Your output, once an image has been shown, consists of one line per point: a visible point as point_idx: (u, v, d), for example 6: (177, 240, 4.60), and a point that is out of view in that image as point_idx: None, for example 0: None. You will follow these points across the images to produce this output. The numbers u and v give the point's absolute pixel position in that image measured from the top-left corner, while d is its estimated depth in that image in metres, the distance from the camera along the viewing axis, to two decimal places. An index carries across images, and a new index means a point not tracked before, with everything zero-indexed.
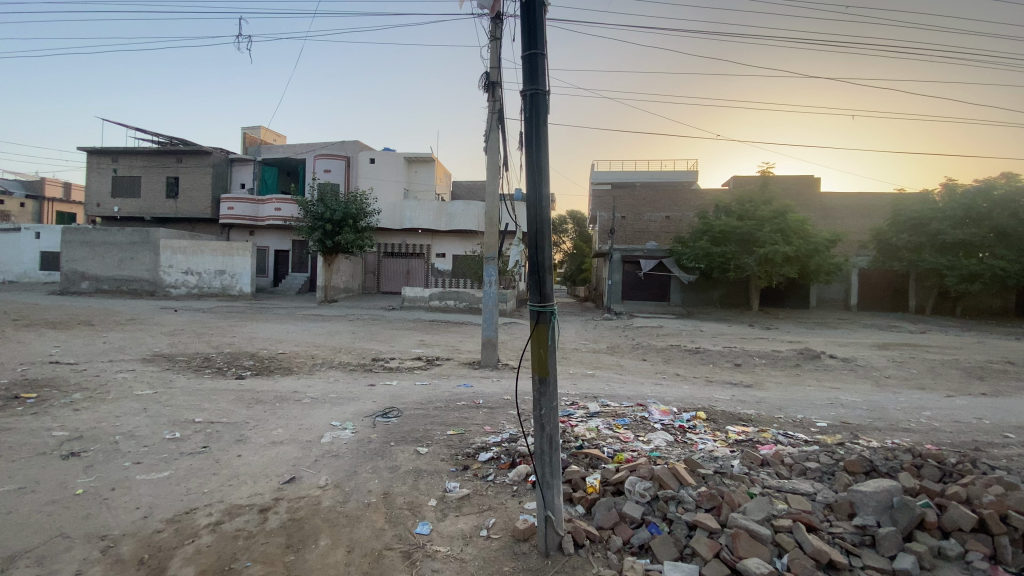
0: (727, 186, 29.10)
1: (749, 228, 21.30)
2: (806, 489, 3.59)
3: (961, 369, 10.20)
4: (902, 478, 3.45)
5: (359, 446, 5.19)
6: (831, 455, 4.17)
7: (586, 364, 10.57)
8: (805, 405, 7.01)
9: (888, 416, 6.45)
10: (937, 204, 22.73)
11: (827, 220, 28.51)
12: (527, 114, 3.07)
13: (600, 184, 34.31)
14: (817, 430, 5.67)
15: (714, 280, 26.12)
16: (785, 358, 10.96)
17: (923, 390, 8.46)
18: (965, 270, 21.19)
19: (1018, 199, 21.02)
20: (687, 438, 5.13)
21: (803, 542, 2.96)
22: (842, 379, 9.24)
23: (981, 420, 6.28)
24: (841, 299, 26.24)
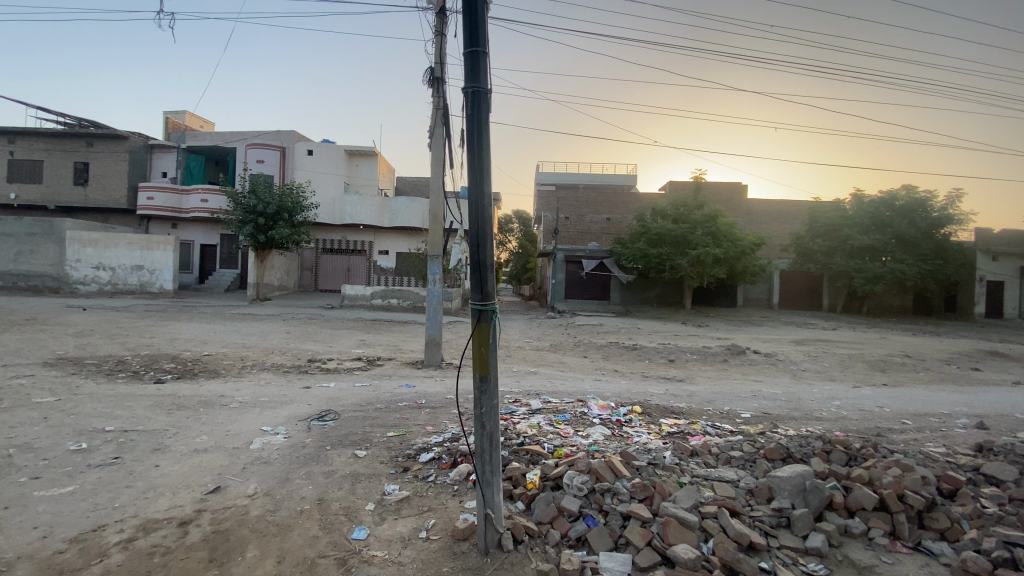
0: (664, 191, 30.46)
1: (683, 231, 22.42)
2: (730, 476, 3.82)
3: (864, 362, 11.26)
4: (814, 463, 3.74)
5: (292, 452, 4.95)
6: (753, 444, 4.46)
7: (529, 362, 10.70)
8: (732, 398, 7.46)
9: (803, 406, 7.00)
10: (847, 212, 24.92)
11: (753, 225, 30.52)
12: (469, 112, 3.04)
13: (544, 184, 34.83)
14: (742, 421, 6.04)
15: (651, 279, 27.25)
16: (714, 354, 11.63)
17: (834, 381, 9.27)
18: (870, 272, 23.39)
19: (913, 209, 23.48)
20: (624, 431, 5.31)
21: (727, 527, 3.14)
22: (764, 373, 9.93)
23: (881, 408, 6.96)
24: (764, 298, 28.17)
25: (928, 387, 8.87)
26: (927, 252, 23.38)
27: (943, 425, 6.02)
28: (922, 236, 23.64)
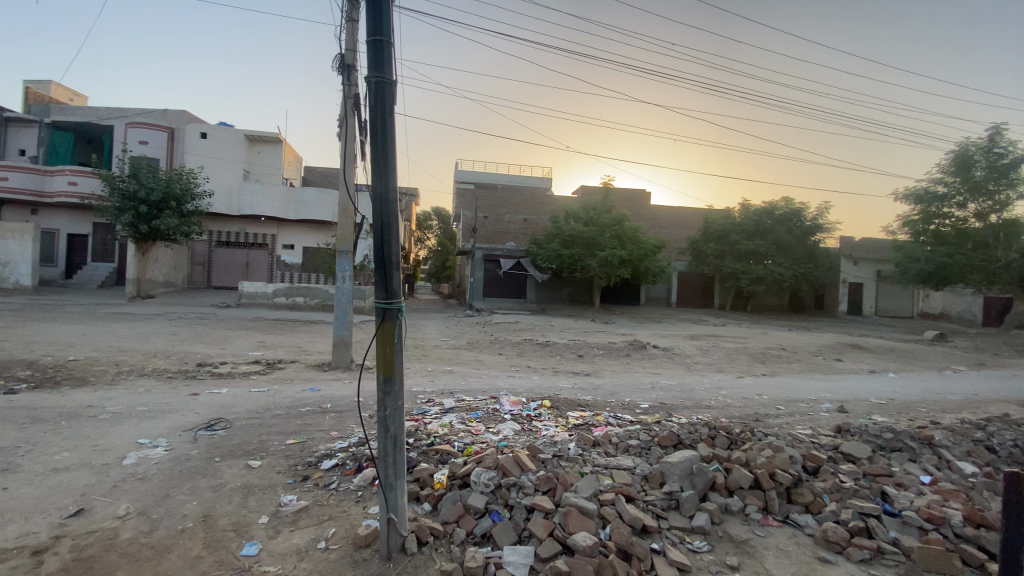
0: (576, 194, 31.68)
1: (594, 233, 23.45)
2: (628, 464, 4.05)
3: (746, 354, 12.54)
4: (701, 448, 4.08)
5: (175, 465, 4.47)
6: (649, 433, 4.77)
7: (443, 361, 10.60)
8: (633, 390, 7.94)
9: (695, 396, 7.62)
10: (736, 219, 27.56)
11: (657, 228, 32.73)
12: (372, 102, 2.92)
13: (463, 181, 34.74)
14: (642, 411, 6.45)
15: (565, 279, 28.20)
16: (619, 349, 12.31)
17: (721, 372, 10.19)
18: (754, 274, 26.03)
19: (789, 218, 26.53)
20: (534, 426, 5.44)
21: (623, 513, 3.31)
22: (662, 366, 10.70)
23: (759, 396, 7.78)
24: (664, 297, 30.37)
25: (796, 376, 10.08)
26: (799, 257, 26.52)
27: (807, 409, 6.86)
28: (795, 243, 26.74)
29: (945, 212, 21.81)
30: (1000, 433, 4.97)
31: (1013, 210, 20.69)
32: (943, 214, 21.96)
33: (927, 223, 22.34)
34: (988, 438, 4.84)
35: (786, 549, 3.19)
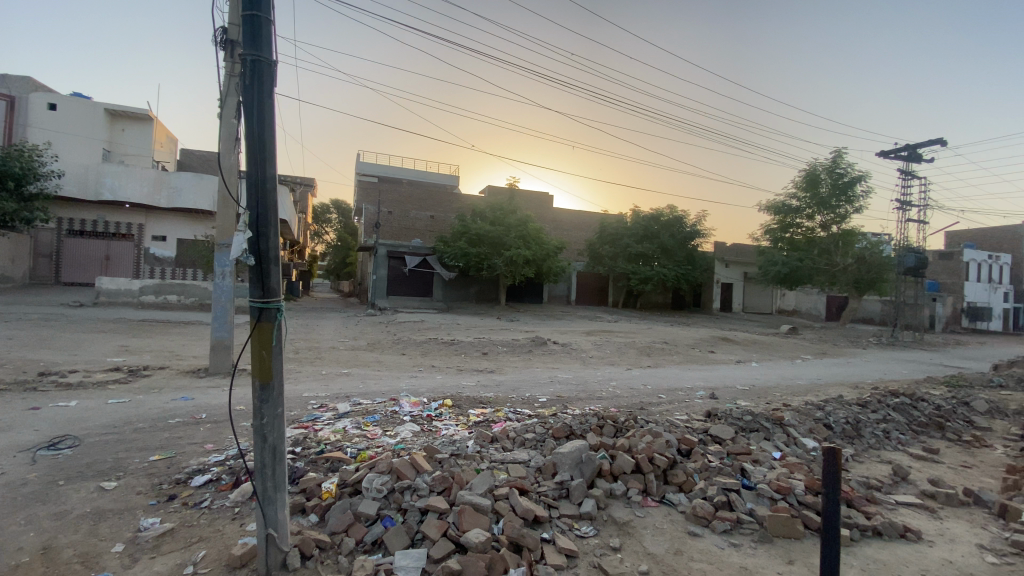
0: (483, 194, 31.96)
1: (498, 233, 23.84)
2: (522, 458, 4.18)
3: (635, 348, 13.52)
4: (590, 438, 4.32)
5: (3, 493, 3.76)
6: (544, 425, 4.95)
7: (341, 362, 10.12)
8: (532, 385, 8.18)
9: (589, 388, 8.05)
10: (629, 223, 29.60)
11: (558, 229, 34.09)
12: (246, 82, 2.69)
13: (365, 174, 33.39)
14: (539, 405, 6.66)
15: (470, 277, 28.31)
16: (520, 346, 12.63)
17: (613, 365, 10.90)
18: (643, 275, 28.19)
19: (674, 223, 29.11)
20: (432, 426, 5.37)
21: (515, 506, 3.39)
22: (560, 361, 11.16)
23: (645, 386, 8.43)
24: (565, 295, 31.73)
25: (677, 366, 11.07)
26: (682, 259, 29.14)
27: (686, 397, 7.57)
28: (679, 246, 29.32)
29: (797, 221, 25.35)
30: (833, 411, 5.87)
31: (848, 223, 24.45)
32: (796, 224, 25.44)
33: (783, 231, 25.88)
34: (825, 416, 5.69)
35: (662, 526, 3.46)
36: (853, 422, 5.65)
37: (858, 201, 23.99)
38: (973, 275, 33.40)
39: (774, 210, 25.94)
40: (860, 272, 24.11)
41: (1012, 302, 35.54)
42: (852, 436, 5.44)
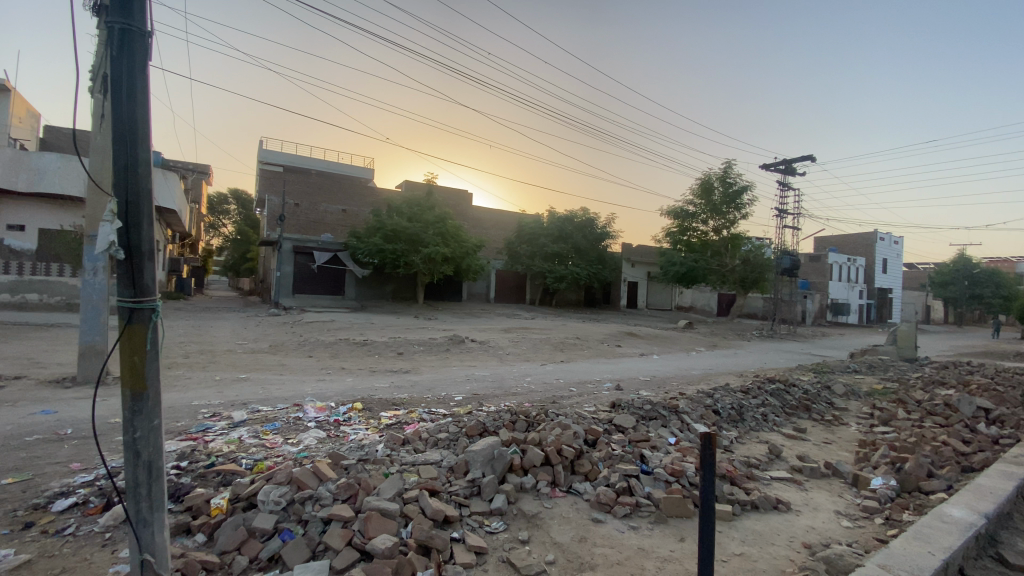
0: (399, 189, 31.13)
1: (415, 229, 23.33)
2: (433, 458, 4.14)
3: (551, 344, 13.91)
4: (501, 434, 4.39)
5: None
6: (457, 424, 4.94)
7: (240, 366, 9.34)
8: (448, 384, 8.12)
9: (505, 385, 8.16)
10: (545, 223, 30.42)
11: (476, 228, 34.15)
12: (113, 53, 2.38)
13: (270, 163, 31.12)
14: (455, 405, 6.63)
15: (386, 275, 27.45)
16: (437, 345, 12.47)
17: (529, 361, 11.14)
18: (558, 273, 29.10)
19: (586, 225, 30.38)
20: (341, 431, 5.14)
21: (425, 507, 3.35)
22: (478, 359, 11.18)
23: (559, 381, 8.72)
24: (484, 293, 31.83)
25: (589, 361, 11.56)
26: (594, 259, 30.47)
27: (595, 389, 7.94)
28: (591, 246, 30.61)
29: (693, 226, 27.53)
30: (721, 398, 6.47)
31: (736, 228, 26.98)
32: (693, 228, 27.62)
33: (682, 235, 27.98)
34: (714, 402, 6.25)
35: (569, 516, 3.58)
36: (738, 408, 6.27)
37: (744, 209, 26.56)
38: (836, 275, 38.46)
39: (673, 215, 28.08)
40: (746, 272, 26.73)
41: (864, 298, 41.38)
42: (737, 420, 6.04)
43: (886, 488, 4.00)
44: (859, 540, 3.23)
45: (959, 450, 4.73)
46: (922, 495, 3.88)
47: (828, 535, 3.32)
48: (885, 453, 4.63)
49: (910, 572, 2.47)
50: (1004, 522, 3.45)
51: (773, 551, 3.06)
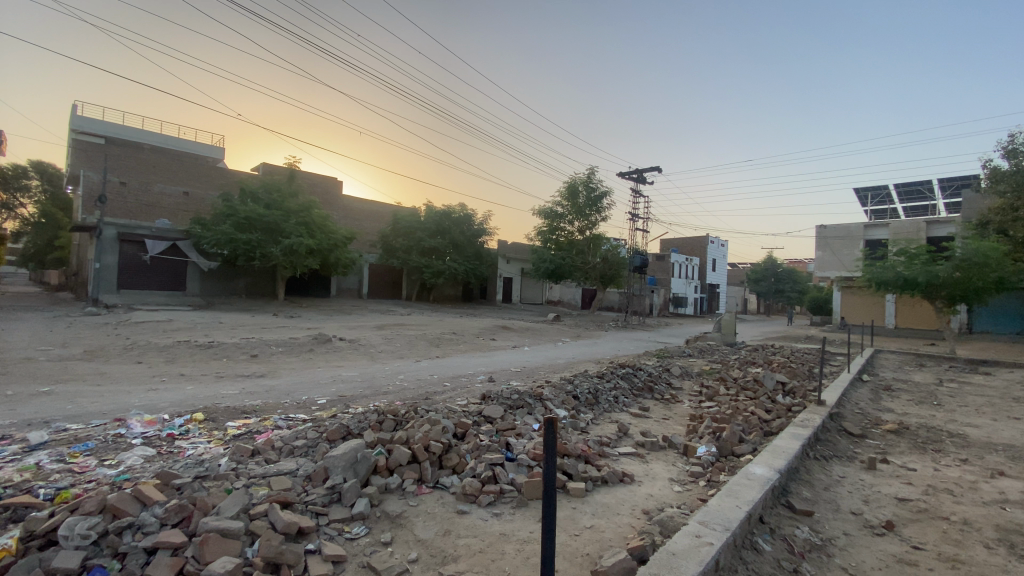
0: (256, 172, 28.09)
1: (275, 218, 21.23)
2: (288, 467, 3.84)
3: (425, 340, 13.75)
4: (366, 435, 4.23)
5: None
6: (318, 429, 4.64)
7: (39, 378, 7.63)
8: (311, 386, 7.57)
9: (375, 384, 7.86)
10: (421, 217, 29.93)
11: (346, 219, 32.32)
12: None
13: (85, 131, 25.84)
14: (318, 408, 6.20)
15: (240, 268, 24.61)
16: (300, 344, 11.53)
17: (401, 358, 10.88)
18: (434, 268, 28.71)
19: (463, 221, 30.56)
20: (175, 447, 4.48)
21: (276, 521, 3.08)
22: (345, 358, 10.59)
23: (431, 376, 8.66)
24: (355, 288, 30.28)
25: (462, 356, 11.67)
26: (471, 254, 30.56)
27: (467, 383, 8.03)
28: (468, 242, 30.79)
29: (561, 226, 29.27)
30: (580, 384, 7.00)
31: (597, 229, 29.31)
32: (560, 227, 29.37)
33: (551, 234, 29.56)
34: (575, 388, 6.74)
35: (433, 511, 3.55)
36: (594, 392, 6.85)
37: (604, 212, 28.94)
38: (678, 273, 43.98)
39: (543, 215, 29.56)
40: (605, 270, 29.19)
41: (699, 293, 47.96)
42: (592, 403, 6.59)
43: (708, 454, 4.68)
44: (687, 502, 3.72)
45: (762, 418, 5.73)
46: (734, 458, 4.62)
47: (663, 500, 3.77)
48: (709, 425, 5.42)
49: (723, 525, 2.91)
50: (792, 474, 4.26)
51: (618, 521, 3.38)
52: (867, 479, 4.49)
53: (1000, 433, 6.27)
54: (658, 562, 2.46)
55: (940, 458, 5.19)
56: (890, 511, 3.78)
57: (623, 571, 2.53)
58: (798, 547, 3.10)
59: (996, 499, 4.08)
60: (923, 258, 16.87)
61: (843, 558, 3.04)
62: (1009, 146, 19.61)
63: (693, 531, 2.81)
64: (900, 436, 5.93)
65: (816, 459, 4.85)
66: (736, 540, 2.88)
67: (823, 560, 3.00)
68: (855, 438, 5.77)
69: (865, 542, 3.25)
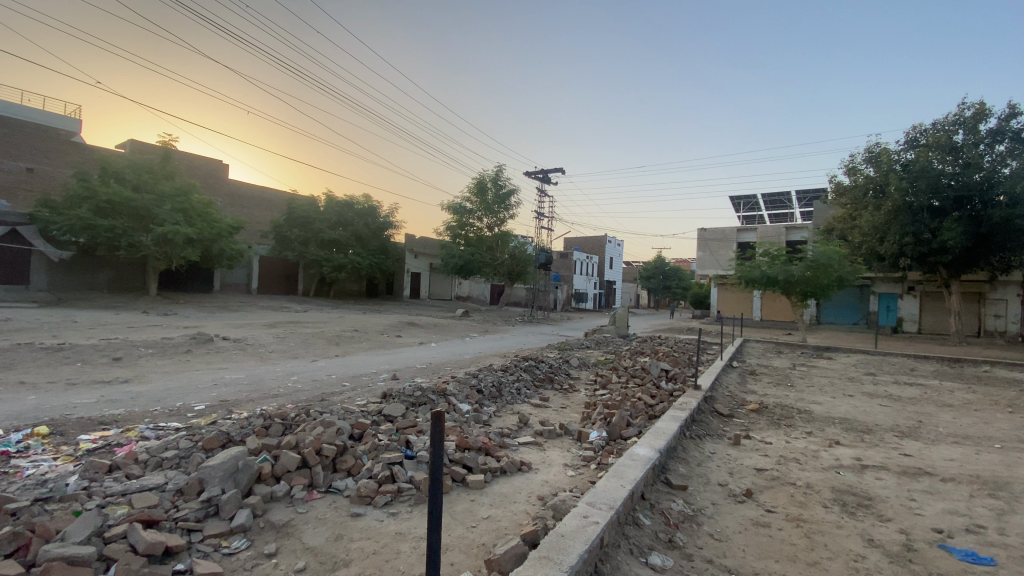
0: (122, 149, 24.60)
1: (146, 202, 18.72)
2: (154, 482, 3.43)
3: (322, 338, 13.00)
4: (249, 442, 3.93)
5: None
6: (192, 438, 4.21)
7: None
8: (188, 392, 6.80)
9: (264, 387, 7.27)
10: (320, 208, 28.24)
11: (232, 206, 29.54)
12: None
13: None
14: (195, 415, 5.60)
15: (100, 258, 21.44)
16: (175, 346, 10.31)
17: (295, 358, 10.21)
18: (335, 262, 27.12)
19: (367, 213, 29.39)
20: (9, 466, 3.79)
21: (137, 542, 2.73)
22: (231, 359, 9.67)
23: (328, 376, 8.23)
24: (243, 283, 27.76)
25: (363, 354, 11.22)
26: (375, 248, 29.49)
27: (368, 382, 7.74)
28: (373, 236, 29.67)
29: (470, 222, 29.33)
30: (484, 378, 7.08)
31: (504, 226, 29.74)
32: (469, 224, 29.42)
33: (460, 229, 29.52)
34: (478, 382, 6.81)
35: (324, 517, 3.38)
36: (497, 385, 6.97)
37: (511, 210, 29.50)
38: (579, 270, 46.10)
39: (452, 210, 29.40)
40: (512, 266, 29.70)
41: (598, 289, 50.73)
42: (496, 396, 6.70)
43: (599, 439, 4.99)
44: (578, 485, 3.93)
45: (648, 403, 6.22)
46: (623, 440, 4.96)
47: (558, 485, 3.95)
48: (602, 411, 5.77)
49: (608, 503, 3.12)
50: (670, 452, 4.67)
51: (514, 508, 3.47)
52: (732, 453, 5.07)
53: (836, 408, 7.43)
54: (548, 545, 2.56)
55: (790, 431, 6.02)
56: (751, 480, 4.31)
57: (516, 558, 2.60)
58: (673, 519, 3.41)
59: (832, 464, 4.82)
60: (782, 258, 19.34)
61: (710, 525, 3.40)
62: (848, 165, 23.06)
63: (582, 512, 2.98)
64: (760, 414, 6.78)
65: (692, 439, 5.38)
66: (620, 518, 3.10)
67: (694, 529, 3.33)
68: (724, 418, 6.48)
69: (729, 510, 3.67)
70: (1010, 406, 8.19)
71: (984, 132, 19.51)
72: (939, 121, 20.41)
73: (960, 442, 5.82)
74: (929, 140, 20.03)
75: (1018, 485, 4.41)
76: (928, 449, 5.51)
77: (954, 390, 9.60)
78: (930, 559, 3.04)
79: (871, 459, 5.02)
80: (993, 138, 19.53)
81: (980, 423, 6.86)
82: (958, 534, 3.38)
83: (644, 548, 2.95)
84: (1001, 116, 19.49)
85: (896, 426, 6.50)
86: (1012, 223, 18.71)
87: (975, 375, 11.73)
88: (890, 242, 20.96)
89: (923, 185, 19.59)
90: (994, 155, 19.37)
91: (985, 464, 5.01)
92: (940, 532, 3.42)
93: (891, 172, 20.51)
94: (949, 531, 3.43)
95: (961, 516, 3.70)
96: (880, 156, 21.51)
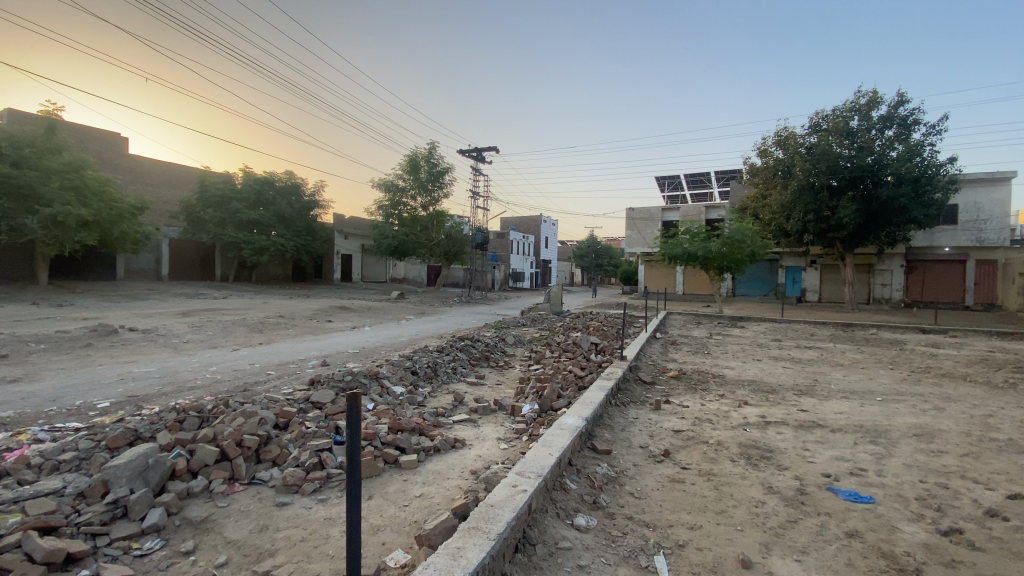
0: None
1: (29, 179, 16.38)
2: (51, 487, 3.15)
3: (244, 325, 12.28)
4: (161, 438, 3.69)
5: None
6: (95, 437, 3.88)
7: None
8: (89, 388, 6.21)
9: (178, 380, 6.78)
10: (237, 185, 26.26)
11: (134, 183, 26.84)
12: None
13: None
14: (99, 413, 5.14)
15: None
16: (72, 339, 9.31)
17: (213, 347, 9.62)
18: (255, 245, 25.34)
19: (290, 191, 27.96)
20: None
21: (32, 552, 2.51)
22: (138, 352, 8.87)
23: (252, 365, 7.86)
24: (151, 268, 25.47)
25: (290, 340, 10.80)
26: (300, 229, 28.14)
27: (296, 369, 7.49)
28: (297, 216, 28.39)
29: (403, 201, 28.50)
30: (419, 359, 7.06)
31: (439, 205, 29.21)
32: (403, 203, 28.62)
33: (393, 209, 28.51)
34: (413, 363, 6.77)
35: (248, 509, 3.24)
36: (433, 365, 6.99)
37: (445, 188, 28.98)
38: (515, 249, 46.49)
39: (385, 188, 28.54)
40: (449, 246, 29.46)
41: (533, 268, 51.45)
42: (431, 376, 6.71)
43: (531, 412, 5.16)
44: (510, 457, 4.07)
45: (577, 375, 6.51)
46: (554, 412, 5.16)
47: (490, 458, 4.06)
48: (534, 386, 5.98)
49: (536, 471, 3.25)
50: (596, 420, 4.93)
51: (447, 484, 3.53)
52: (654, 417, 5.43)
53: (746, 372, 8.13)
54: (478, 515, 2.63)
55: (705, 394, 6.53)
56: (669, 441, 4.64)
57: (446, 531, 2.65)
58: (598, 481, 3.62)
59: (740, 422, 5.30)
60: (702, 236, 20.51)
61: (631, 485, 3.64)
62: (760, 148, 24.68)
63: (511, 482, 3.07)
64: (679, 380, 7.28)
65: (617, 406, 5.68)
66: (548, 484, 3.25)
67: (616, 489, 3.55)
68: (648, 385, 6.90)
69: (649, 469, 3.94)
70: (889, 363, 9.35)
71: (876, 118, 21.61)
72: (840, 107, 22.32)
73: (848, 397, 6.59)
74: (830, 124, 21.86)
75: (892, 431, 5.08)
76: (821, 404, 6.20)
77: (845, 351, 10.78)
78: (819, 500, 3.45)
79: (773, 415, 5.58)
80: (884, 124, 21.65)
81: (864, 379, 7.77)
82: (842, 477, 3.86)
83: (570, 511, 3.12)
84: (890, 104, 21.64)
85: (796, 385, 7.23)
86: (896, 201, 21.18)
87: (863, 338, 13.20)
88: (796, 219, 22.91)
89: (824, 167, 21.45)
90: (884, 140, 21.52)
91: (866, 414, 5.73)
92: (828, 476, 3.88)
93: (798, 154, 22.26)
94: (836, 475, 3.91)
95: (846, 461, 4.21)
96: (787, 139, 23.21)
